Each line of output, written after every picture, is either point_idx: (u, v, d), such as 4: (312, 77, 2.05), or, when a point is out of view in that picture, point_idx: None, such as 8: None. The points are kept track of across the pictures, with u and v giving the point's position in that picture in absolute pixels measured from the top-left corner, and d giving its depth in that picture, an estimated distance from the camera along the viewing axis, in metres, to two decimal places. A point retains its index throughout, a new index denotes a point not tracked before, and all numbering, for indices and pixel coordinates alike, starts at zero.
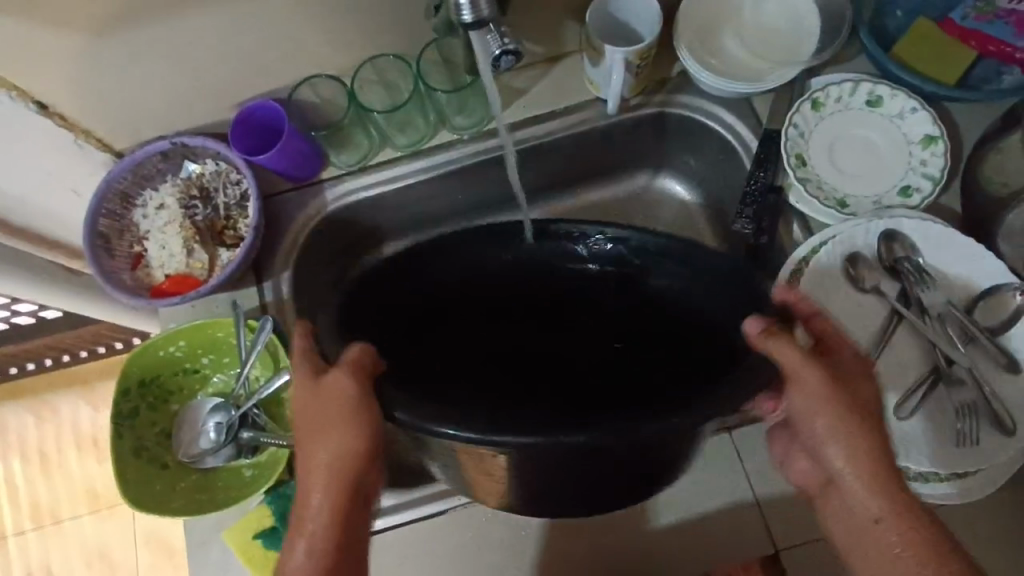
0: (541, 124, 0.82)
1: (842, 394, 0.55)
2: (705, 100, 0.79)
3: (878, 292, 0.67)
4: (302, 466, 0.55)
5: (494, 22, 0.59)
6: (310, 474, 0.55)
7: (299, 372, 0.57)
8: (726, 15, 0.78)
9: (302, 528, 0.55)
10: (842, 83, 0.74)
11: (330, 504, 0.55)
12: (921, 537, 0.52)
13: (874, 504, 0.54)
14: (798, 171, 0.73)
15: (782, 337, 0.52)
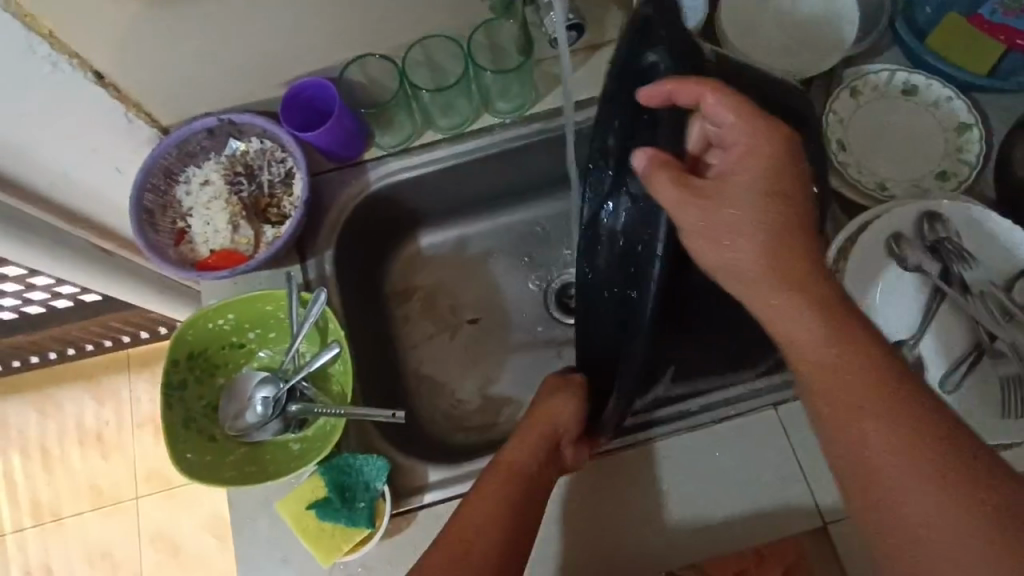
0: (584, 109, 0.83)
1: (810, 268, 0.52)
2: None
3: (920, 271, 0.69)
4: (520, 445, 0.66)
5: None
6: (526, 454, 0.65)
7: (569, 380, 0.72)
8: (766, 6, 0.80)
9: (497, 493, 0.61)
10: (879, 73, 0.77)
11: (481, 526, 0.59)
12: (914, 419, 0.46)
13: (868, 418, 0.47)
14: (838, 156, 0.75)
15: (661, 172, 0.54)
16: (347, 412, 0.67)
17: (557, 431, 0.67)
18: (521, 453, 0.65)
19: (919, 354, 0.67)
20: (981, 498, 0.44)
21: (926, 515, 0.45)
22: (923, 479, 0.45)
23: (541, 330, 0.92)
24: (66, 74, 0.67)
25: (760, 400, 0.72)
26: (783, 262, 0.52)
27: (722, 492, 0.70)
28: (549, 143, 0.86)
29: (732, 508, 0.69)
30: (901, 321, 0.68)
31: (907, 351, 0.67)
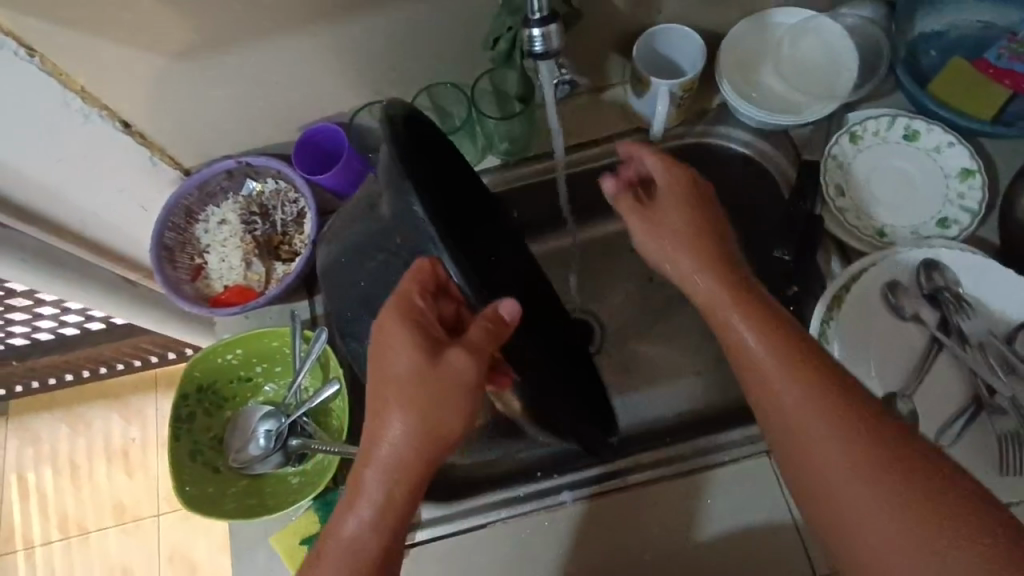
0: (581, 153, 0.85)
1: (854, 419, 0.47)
2: (746, 132, 0.82)
3: (918, 320, 0.68)
4: (405, 436, 0.49)
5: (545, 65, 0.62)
6: (412, 447, 0.49)
7: (459, 350, 0.48)
8: (764, 51, 0.80)
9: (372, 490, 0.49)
10: (879, 118, 0.77)
11: (406, 474, 0.49)
12: (934, 495, 0.43)
13: (846, 478, 0.46)
14: (836, 201, 0.75)
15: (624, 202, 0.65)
16: (340, 451, 0.69)
17: (457, 403, 0.49)
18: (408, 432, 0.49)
19: (914, 406, 0.66)
20: (921, 494, 0.43)
21: (833, 461, 0.47)
22: (849, 452, 0.46)
23: None
24: (97, 123, 0.72)
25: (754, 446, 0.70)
26: (819, 388, 0.49)
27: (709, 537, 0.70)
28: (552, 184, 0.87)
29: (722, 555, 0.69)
30: (896, 371, 0.68)
31: (901, 404, 0.66)
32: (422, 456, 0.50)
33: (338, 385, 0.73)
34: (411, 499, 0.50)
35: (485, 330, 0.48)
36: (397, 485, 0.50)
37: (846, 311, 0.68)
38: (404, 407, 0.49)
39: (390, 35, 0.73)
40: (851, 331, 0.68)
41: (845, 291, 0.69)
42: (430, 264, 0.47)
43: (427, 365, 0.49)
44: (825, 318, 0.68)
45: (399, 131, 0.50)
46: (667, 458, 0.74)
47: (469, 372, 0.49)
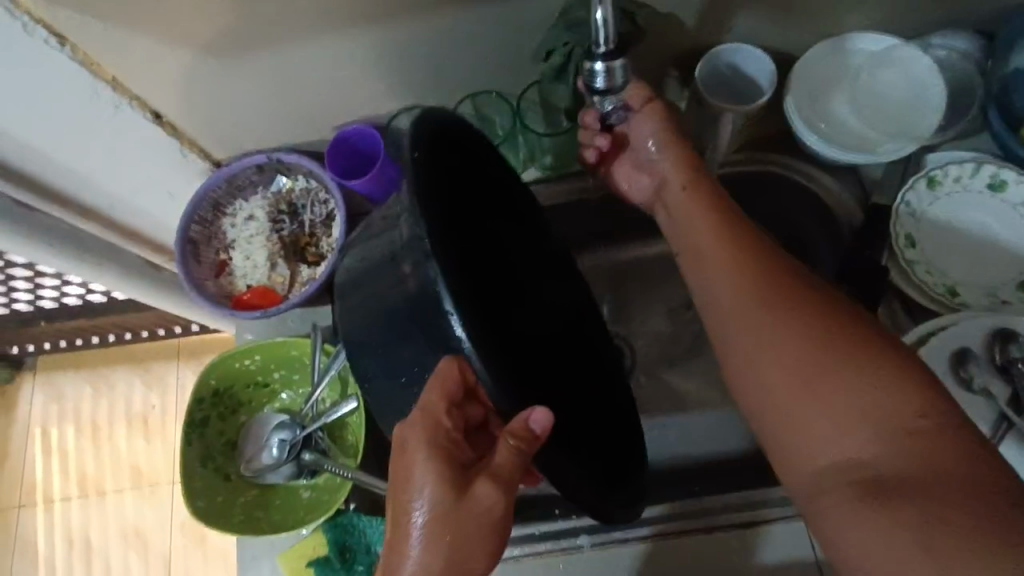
0: None
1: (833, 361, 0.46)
2: (811, 166, 0.76)
3: (987, 395, 0.62)
4: (427, 567, 0.45)
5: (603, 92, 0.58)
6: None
7: (490, 471, 0.46)
8: (842, 79, 0.73)
9: None
10: (963, 163, 0.69)
11: None
12: (954, 468, 0.41)
13: (833, 447, 0.45)
14: (905, 253, 0.69)
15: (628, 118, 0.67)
16: (352, 477, 0.66)
17: (487, 527, 0.45)
18: (432, 560, 0.45)
19: None
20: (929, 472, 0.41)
21: (832, 424, 0.45)
22: (838, 425, 0.45)
23: None
24: (127, 113, 0.69)
25: None
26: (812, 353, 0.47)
27: None
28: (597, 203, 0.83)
29: None
30: None
31: None
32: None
33: (357, 403, 0.70)
34: None
35: (513, 448, 0.45)
36: None
37: None
38: (428, 535, 0.45)
39: (434, 39, 0.68)
40: None
41: None
42: (458, 370, 0.45)
43: (456, 499, 0.45)
44: None
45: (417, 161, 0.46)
46: (682, 512, 0.71)
47: (500, 497, 0.45)
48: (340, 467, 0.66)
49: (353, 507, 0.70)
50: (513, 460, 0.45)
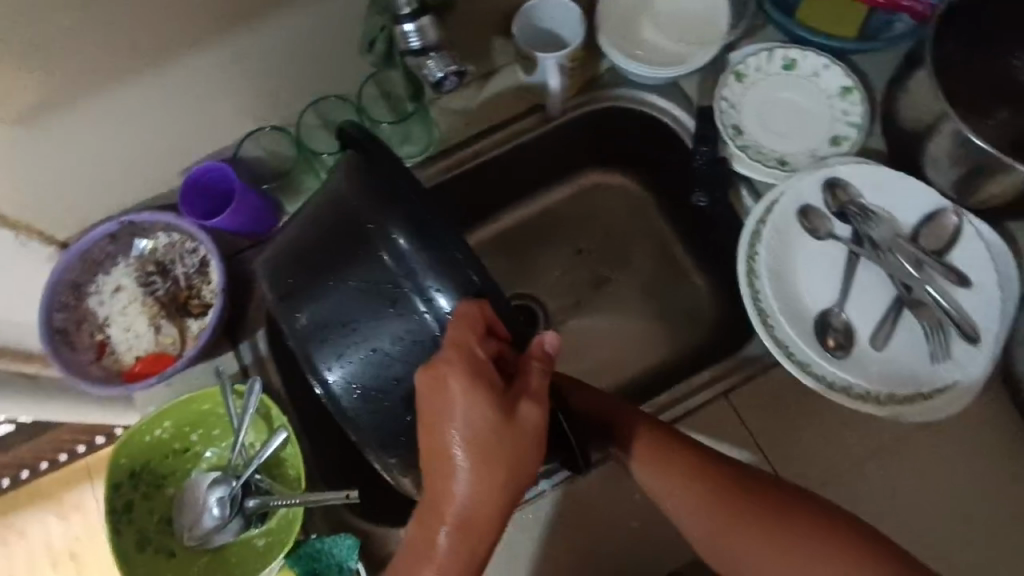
0: (490, 138, 0.82)
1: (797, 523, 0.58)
2: (640, 91, 0.83)
3: (832, 237, 0.72)
4: (479, 486, 0.50)
5: (432, 53, 0.64)
6: (491, 493, 0.50)
7: (525, 394, 0.50)
8: (641, 8, 0.82)
9: (458, 542, 0.50)
10: (758, 54, 0.79)
11: (486, 520, 0.51)
12: None
13: None
14: (736, 141, 0.77)
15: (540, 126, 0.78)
16: (302, 501, 0.64)
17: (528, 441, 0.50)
18: (484, 478, 0.50)
19: (846, 318, 0.70)
20: None
21: None
22: None
23: None
24: None
25: (709, 389, 0.71)
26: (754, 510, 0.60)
27: None
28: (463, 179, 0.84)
29: None
30: (827, 287, 0.71)
31: (834, 318, 0.70)
32: (500, 496, 0.50)
33: (286, 433, 0.68)
34: (486, 539, 0.51)
35: (539, 369, 0.50)
36: (475, 538, 0.51)
37: (768, 242, 0.70)
38: (477, 459, 0.49)
39: (252, 52, 0.69)
40: (775, 262, 0.70)
41: (762, 225, 0.71)
42: (478, 308, 0.49)
43: (503, 420, 0.49)
44: (751, 256, 0.70)
45: (385, 149, 0.54)
46: None
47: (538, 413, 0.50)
48: (287, 496, 0.64)
49: (315, 534, 0.69)
50: (542, 380, 0.50)
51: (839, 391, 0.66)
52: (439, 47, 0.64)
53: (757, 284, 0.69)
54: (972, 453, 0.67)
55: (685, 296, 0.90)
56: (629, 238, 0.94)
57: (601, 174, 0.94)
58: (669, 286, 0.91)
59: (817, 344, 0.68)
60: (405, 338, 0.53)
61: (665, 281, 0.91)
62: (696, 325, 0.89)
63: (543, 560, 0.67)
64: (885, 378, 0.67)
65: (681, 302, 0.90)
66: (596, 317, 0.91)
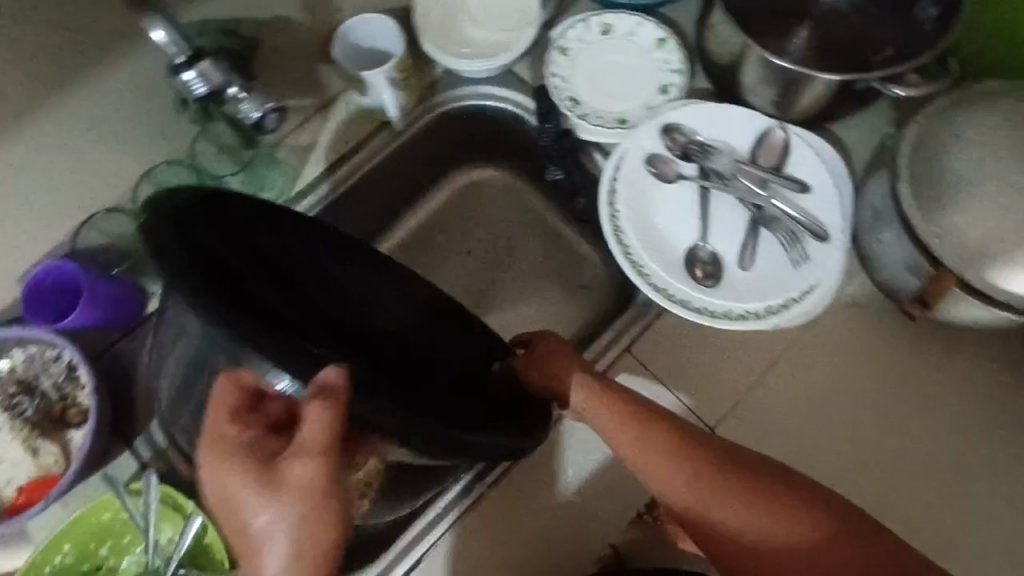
0: (344, 165, 0.80)
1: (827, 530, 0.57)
2: (477, 85, 0.84)
3: (682, 178, 0.76)
4: (286, 557, 0.46)
5: (243, 94, 0.70)
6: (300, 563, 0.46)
7: (297, 451, 0.45)
8: (457, 8, 0.84)
9: None
10: (575, 25, 0.82)
11: None
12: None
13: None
14: (576, 111, 0.79)
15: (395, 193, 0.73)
16: None
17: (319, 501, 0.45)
18: (287, 548, 0.46)
19: (713, 249, 0.74)
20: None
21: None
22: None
23: None
24: None
25: (610, 349, 0.73)
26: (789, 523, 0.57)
27: None
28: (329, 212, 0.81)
29: None
30: (689, 224, 0.75)
31: (702, 251, 0.73)
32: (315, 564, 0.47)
33: (199, 517, 0.65)
34: None
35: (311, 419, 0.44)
36: None
37: (625, 195, 0.74)
38: (274, 529, 0.46)
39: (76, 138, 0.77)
40: (636, 214, 0.74)
41: (615, 183, 0.74)
42: (234, 378, 0.47)
43: (280, 483, 0.45)
44: (612, 214, 0.73)
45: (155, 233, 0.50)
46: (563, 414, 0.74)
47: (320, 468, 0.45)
48: None
49: None
50: (318, 431, 0.45)
51: (720, 317, 0.69)
52: (230, 83, 0.67)
53: (625, 239, 0.72)
54: (852, 347, 0.71)
55: (575, 268, 0.92)
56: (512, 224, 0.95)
57: (470, 169, 0.96)
58: (559, 263, 0.93)
59: (691, 280, 0.72)
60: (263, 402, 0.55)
61: (554, 259, 0.93)
62: (592, 292, 0.91)
63: (489, 563, 0.67)
64: (759, 293, 0.71)
65: (575, 277, 0.92)
66: (498, 314, 0.92)
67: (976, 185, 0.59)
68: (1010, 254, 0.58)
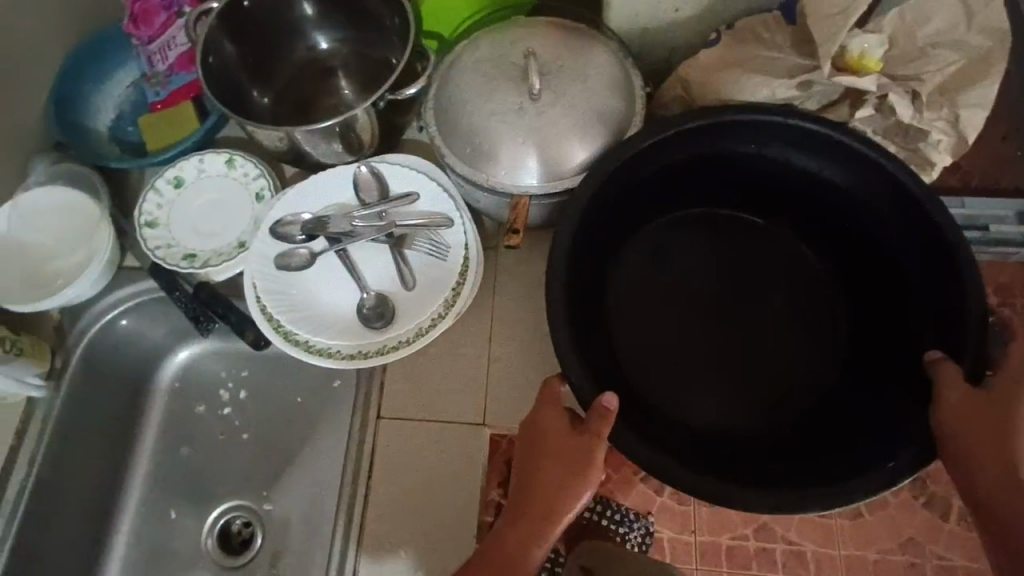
0: (21, 459, 0.78)
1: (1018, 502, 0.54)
2: (99, 302, 0.85)
3: (316, 256, 0.80)
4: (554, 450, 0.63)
5: None
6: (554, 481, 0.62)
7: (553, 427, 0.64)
8: (26, 257, 0.83)
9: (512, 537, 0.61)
10: (147, 197, 0.85)
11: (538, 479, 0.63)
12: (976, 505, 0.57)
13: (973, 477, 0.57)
14: (196, 262, 0.82)
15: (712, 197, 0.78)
16: None
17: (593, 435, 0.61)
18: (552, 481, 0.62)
19: (376, 292, 0.79)
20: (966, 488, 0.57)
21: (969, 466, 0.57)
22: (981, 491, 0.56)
23: None
24: None
25: (369, 435, 0.77)
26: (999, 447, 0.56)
27: (431, 512, 0.73)
28: (37, 503, 0.79)
29: (447, 506, 0.74)
30: (345, 286, 0.80)
31: (367, 300, 0.79)
32: (553, 451, 0.63)
33: None
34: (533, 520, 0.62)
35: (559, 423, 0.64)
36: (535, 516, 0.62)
37: (275, 307, 0.77)
38: (546, 480, 0.62)
39: None
40: (295, 312, 0.77)
41: (262, 302, 0.77)
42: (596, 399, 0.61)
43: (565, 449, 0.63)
44: (277, 326, 0.76)
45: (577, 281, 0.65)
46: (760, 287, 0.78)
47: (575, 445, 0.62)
48: None
49: None
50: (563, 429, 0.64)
51: (415, 338, 0.75)
52: None
53: (299, 338, 0.76)
54: (529, 290, 0.81)
55: (316, 387, 0.91)
56: (236, 386, 0.94)
57: (175, 353, 0.93)
58: (303, 393, 0.91)
59: (374, 330, 0.77)
60: (653, 275, 0.78)
61: (297, 392, 0.92)
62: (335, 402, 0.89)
63: None
64: (430, 299, 0.77)
65: (324, 382, 0.90)
66: (282, 478, 0.89)
67: (488, 126, 0.70)
68: (547, 155, 0.69)
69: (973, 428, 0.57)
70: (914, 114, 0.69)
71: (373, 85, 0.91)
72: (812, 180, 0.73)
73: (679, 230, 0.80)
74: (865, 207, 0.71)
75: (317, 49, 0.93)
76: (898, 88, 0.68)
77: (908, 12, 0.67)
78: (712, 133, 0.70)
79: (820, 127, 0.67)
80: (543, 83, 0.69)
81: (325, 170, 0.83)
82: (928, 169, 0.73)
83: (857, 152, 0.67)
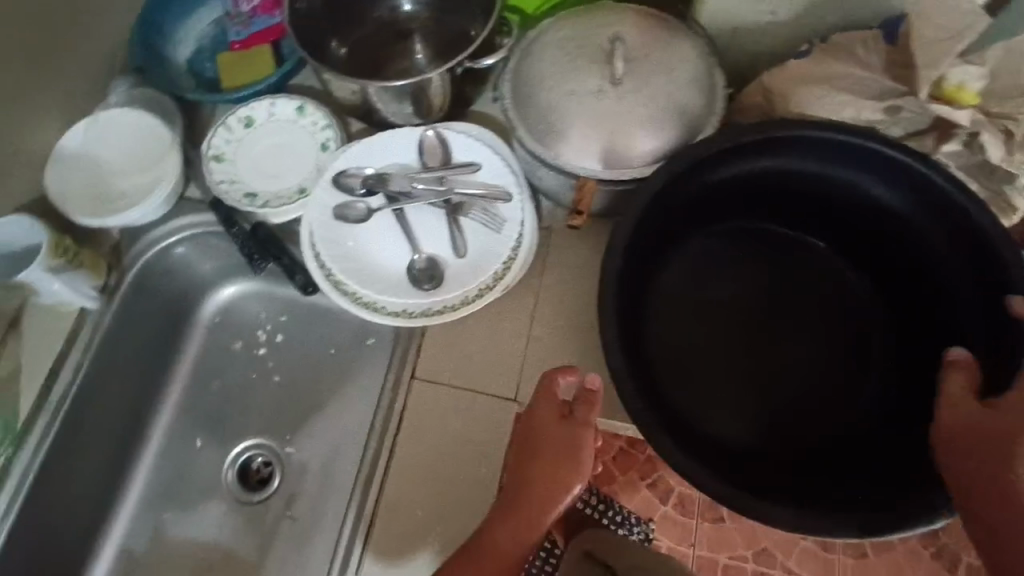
0: (67, 367, 0.81)
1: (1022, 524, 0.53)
2: (157, 227, 0.87)
3: (373, 212, 0.81)
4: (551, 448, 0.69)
5: None
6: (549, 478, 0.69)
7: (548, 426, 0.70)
8: (94, 172, 0.85)
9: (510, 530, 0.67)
10: (218, 132, 0.86)
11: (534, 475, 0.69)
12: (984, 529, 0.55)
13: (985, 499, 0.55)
14: (257, 202, 0.84)
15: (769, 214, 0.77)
16: None
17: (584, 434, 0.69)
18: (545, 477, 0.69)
19: (427, 255, 0.80)
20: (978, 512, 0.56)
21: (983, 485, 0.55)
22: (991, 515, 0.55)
23: (252, 530, 0.87)
24: None
25: (401, 394, 0.78)
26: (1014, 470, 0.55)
27: (452, 478, 0.74)
28: (76, 411, 0.81)
29: (467, 474, 0.74)
30: (398, 245, 0.81)
31: (417, 262, 0.79)
32: (549, 449, 0.69)
33: None
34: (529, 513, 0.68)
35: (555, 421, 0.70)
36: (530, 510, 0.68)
37: (328, 255, 0.78)
38: (542, 477, 0.69)
39: None
40: (346, 263, 0.79)
41: (317, 249, 0.78)
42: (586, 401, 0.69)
43: (559, 446, 0.69)
44: (328, 275, 0.78)
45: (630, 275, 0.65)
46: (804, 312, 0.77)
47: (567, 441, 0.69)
48: None
49: None
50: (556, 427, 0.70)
51: (460, 306, 0.76)
52: None
53: (348, 289, 0.78)
54: (576, 276, 0.81)
55: (351, 342, 0.92)
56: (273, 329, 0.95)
57: (220, 288, 0.95)
58: (337, 346, 0.93)
59: (421, 292, 0.78)
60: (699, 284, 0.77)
61: (331, 344, 0.93)
62: (368, 358, 0.90)
63: None
64: (479, 271, 0.78)
65: (359, 339, 0.91)
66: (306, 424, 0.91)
67: (566, 104, 0.69)
68: (620, 141, 0.69)
69: (989, 451, 0.56)
70: (1004, 155, 0.67)
71: (449, 53, 0.91)
72: (878, 211, 0.71)
73: (733, 243, 0.79)
74: (930, 246, 0.69)
75: (399, 11, 0.93)
76: (992, 126, 0.66)
77: (1015, 46, 0.65)
78: (785, 148, 0.69)
79: (899, 158, 0.66)
80: (626, 69, 0.69)
81: (393, 128, 0.83)
82: (1008, 213, 0.71)
83: (934, 189, 0.66)
